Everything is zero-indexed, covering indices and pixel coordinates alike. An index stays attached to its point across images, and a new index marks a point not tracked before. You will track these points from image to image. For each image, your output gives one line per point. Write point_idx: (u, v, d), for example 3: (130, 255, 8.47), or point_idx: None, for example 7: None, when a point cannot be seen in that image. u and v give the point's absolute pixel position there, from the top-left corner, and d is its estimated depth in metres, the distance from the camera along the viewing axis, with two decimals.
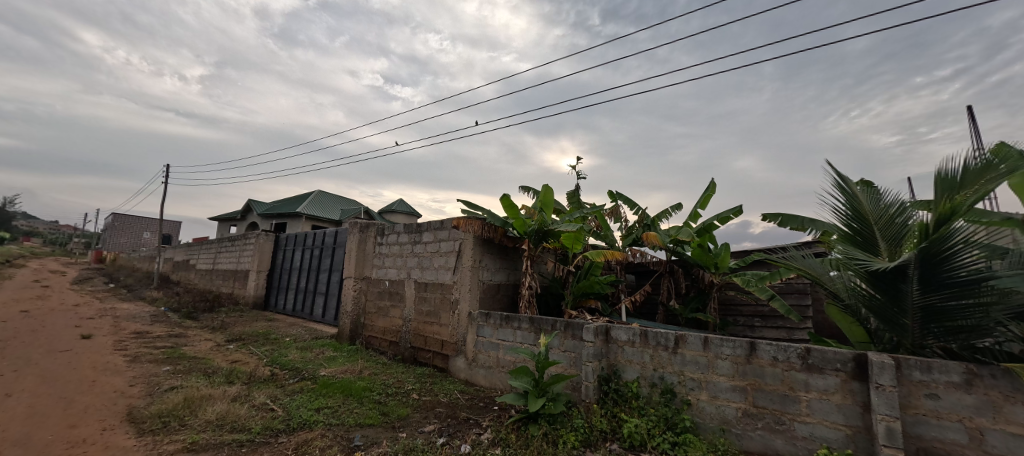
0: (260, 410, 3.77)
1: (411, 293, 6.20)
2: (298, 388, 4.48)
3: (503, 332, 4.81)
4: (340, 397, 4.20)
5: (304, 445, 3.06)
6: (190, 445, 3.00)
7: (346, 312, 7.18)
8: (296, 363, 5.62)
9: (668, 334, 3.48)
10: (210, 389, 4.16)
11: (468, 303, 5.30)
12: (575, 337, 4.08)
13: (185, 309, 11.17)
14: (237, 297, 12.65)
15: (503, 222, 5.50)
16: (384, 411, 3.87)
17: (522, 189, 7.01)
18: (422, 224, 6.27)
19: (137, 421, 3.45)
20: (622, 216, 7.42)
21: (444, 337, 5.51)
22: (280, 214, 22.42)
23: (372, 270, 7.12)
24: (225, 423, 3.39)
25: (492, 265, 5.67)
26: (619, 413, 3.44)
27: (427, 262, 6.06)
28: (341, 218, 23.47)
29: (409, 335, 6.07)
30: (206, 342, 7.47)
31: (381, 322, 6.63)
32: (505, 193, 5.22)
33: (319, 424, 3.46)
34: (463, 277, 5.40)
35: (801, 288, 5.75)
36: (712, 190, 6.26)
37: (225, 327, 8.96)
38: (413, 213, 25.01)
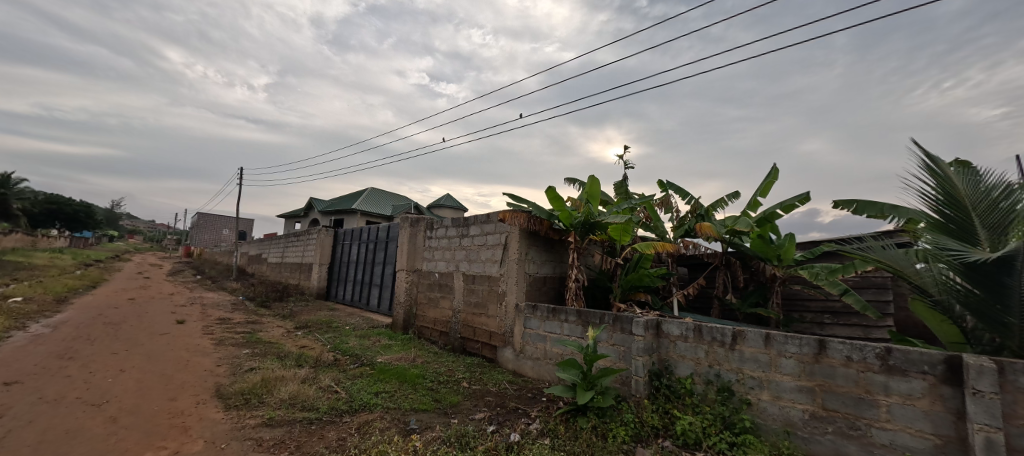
0: (326, 391, 4.08)
1: (459, 285, 6.38)
2: (358, 373, 4.79)
3: (550, 325, 4.81)
4: (396, 383, 4.43)
5: (365, 425, 3.28)
6: (268, 420, 3.33)
7: (400, 303, 7.54)
8: (356, 350, 6.00)
9: (725, 329, 3.30)
10: (283, 371, 4.57)
11: (515, 295, 5.36)
12: (624, 331, 4.00)
13: (259, 298, 12.29)
14: (303, 288, 13.72)
15: (548, 215, 5.50)
16: (436, 397, 4.04)
17: (567, 180, 6.93)
18: (469, 218, 6.41)
19: (223, 397, 3.88)
20: (673, 206, 7.12)
21: (492, 328, 5.63)
22: (338, 210, 23.90)
23: (422, 262, 7.40)
24: (297, 402, 3.71)
25: (538, 258, 5.68)
26: (672, 410, 3.34)
27: (474, 255, 6.21)
28: (393, 214, 24.57)
29: (458, 326, 6.26)
30: (278, 328, 8.20)
31: (432, 313, 6.89)
32: (550, 186, 5.19)
33: (378, 407, 3.69)
34: (509, 270, 5.46)
35: (880, 282, 5.22)
36: (775, 177, 5.81)
37: (293, 315, 9.77)
38: (460, 207, 25.57)
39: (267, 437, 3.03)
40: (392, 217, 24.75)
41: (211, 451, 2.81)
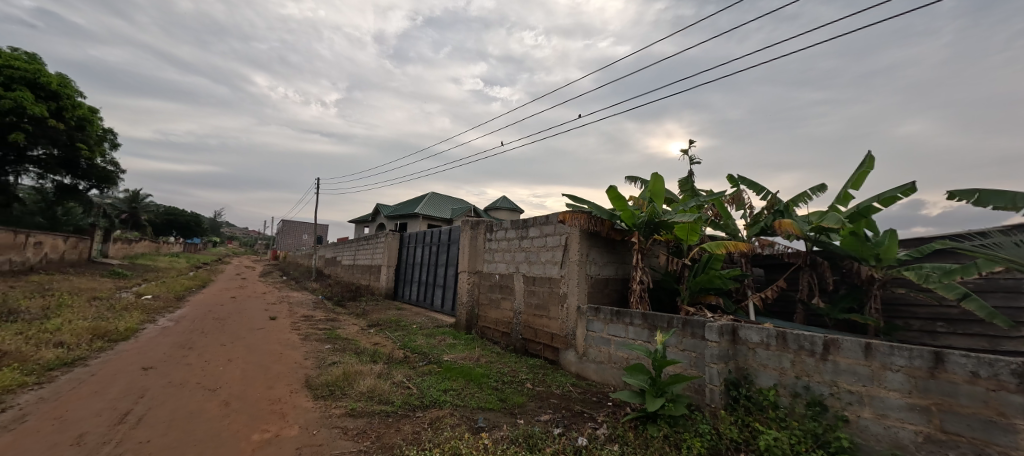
0: (399, 386, 4.34)
1: (520, 287, 6.45)
2: (427, 370, 5.03)
3: (614, 328, 4.69)
4: (462, 381, 4.59)
5: (437, 421, 3.43)
6: (351, 410, 3.62)
7: (462, 304, 7.79)
8: (424, 348, 6.30)
9: (815, 338, 3.00)
10: (360, 365, 4.94)
11: (576, 297, 5.29)
12: (695, 336, 3.79)
13: (336, 297, 13.37)
14: (373, 288, 14.69)
15: (610, 215, 5.38)
16: (502, 397, 4.12)
17: (628, 179, 6.72)
18: (528, 220, 6.46)
19: (312, 387, 4.28)
20: (746, 203, 6.61)
21: (554, 330, 5.61)
22: (402, 215, 25.27)
23: (483, 264, 7.58)
24: (375, 395, 3.99)
25: (600, 259, 5.56)
26: (753, 423, 3.09)
27: (534, 256, 6.24)
28: (452, 217, 25.48)
29: (520, 327, 6.32)
30: (353, 326, 8.86)
31: (494, 313, 7.03)
32: (611, 186, 5.08)
33: (447, 404, 3.85)
34: (570, 271, 5.41)
35: (1010, 285, 4.43)
36: (869, 166, 5.15)
37: (365, 314, 10.49)
38: (515, 208, 25.83)
39: (351, 427, 3.29)
40: (451, 220, 25.67)
41: (305, 436, 3.11)
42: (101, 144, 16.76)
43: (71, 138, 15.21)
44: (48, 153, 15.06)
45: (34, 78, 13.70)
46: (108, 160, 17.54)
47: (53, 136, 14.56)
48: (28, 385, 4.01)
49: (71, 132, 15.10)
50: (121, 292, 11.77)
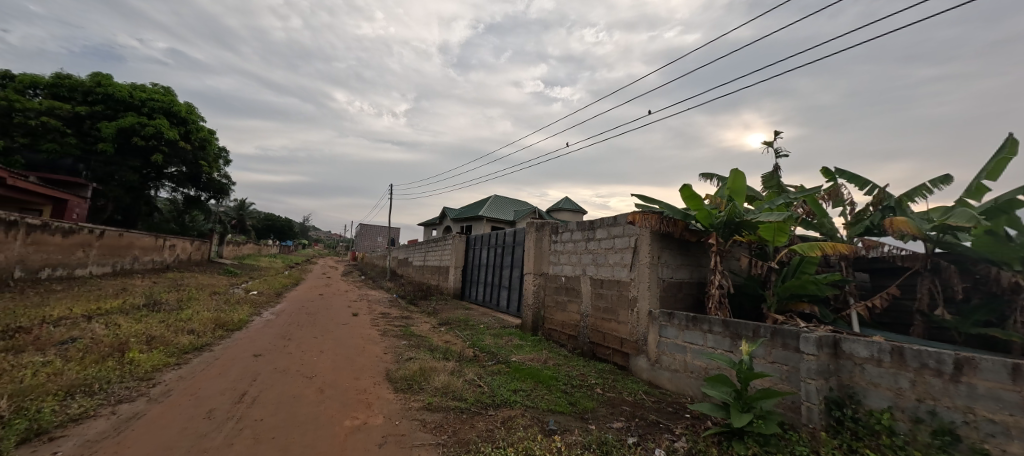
0: (471, 384, 4.49)
1: (587, 290, 6.34)
2: (496, 370, 5.14)
3: (690, 335, 4.42)
4: (531, 383, 4.62)
5: (509, 421, 3.49)
6: (428, 404, 3.83)
7: (528, 305, 7.84)
8: (492, 348, 6.45)
9: (941, 355, 2.57)
10: (434, 362, 5.19)
11: (647, 301, 5.06)
12: (788, 348, 3.44)
13: (409, 296, 14.20)
14: (442, 288, 15.36)
15: (683, 215, 5.09)
16: (572, 401, 4.07)
17: (703, 176, 6.30)
18: (595, 222, 6.35)
19: (392, 380, 4.60)
20: (846, 198, 5.86)
21: (624, 335, 5.42)
22: (467, 217, 26.13)
23: (549, 266, 7.58)
24: (449, 391, 4.17)
25: (673, 261, 5.27)
26: (862, 449, 2.72)
27: (602, 258, 6.11)
28: (515, 219, 25.82)
29: (587, 330, 6.20)
30: (426, 324, 9.36)
31: (560, 316, 6.98)
32: (684, 184, 4.80)
33: (517, 404, 3.90)
34: (641, 274, 5.20)
35: None
36: (1012, 151, 4.29)
37: (436, 313, 11.01)
38: (579, 209, 25.44)
39: (429, 420, 3.48)
40: (514, 222, 26.02)
41: (389, 426, 3.35)
42: (218, 160, 19.57)
43: (196, 157, 17.91)
44: (180, 170, 17.83)
45: (169, 106, 16.43)
46: (222, 174, 20.40)
47: (183, 156, 17.25)
48: (171, 365, 4.80)
49: (195, 152, 17.82)
50: (234, 288, 13.62)
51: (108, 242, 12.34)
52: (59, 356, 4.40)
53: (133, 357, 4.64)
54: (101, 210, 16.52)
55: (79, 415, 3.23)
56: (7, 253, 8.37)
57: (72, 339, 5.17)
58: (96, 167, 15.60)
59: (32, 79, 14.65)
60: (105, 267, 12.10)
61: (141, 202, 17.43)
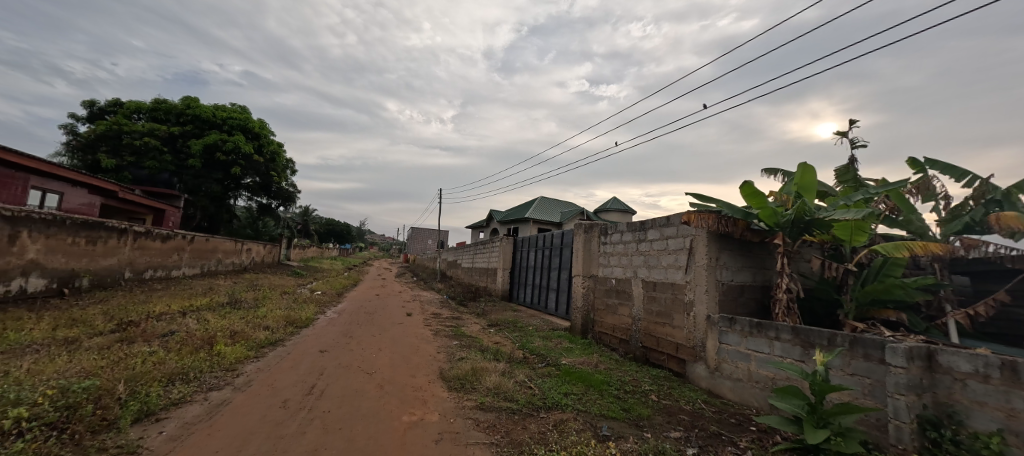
0: (522, 386, 4.52)
1: (639, 293, 6.14)
2: (546, 372, 5.13)
3: (755, 342, 4.13)
4: (582, 386, 4.57)
5: (562, 424, 3.48)
6: (481, 404, 3.90)
7: (577, 308, 7.75)
8: (541, 350, 6.45)
9: None
10: (485, 363, 5.29)
11: (705, 305, 4.80)
12: (871, 359, 3.12)
13: (459, 297, 14.56)
14: (490, 289, 15.59)
15: (745, 214, 4.78)
16: (625, 407, 3.96)
17: (766, 171, 5.88)
18: (646, 222, 6.16)
19: (446, 379, 4.75)
20: (938, 192, 5.21)
21: (679, 340, 5.19)
22: (514, 219, 26.36)
23: (598, 268, 7.44)
24: (501, 391, 4.23)
25: (733, 263, 4.97)
26: None
27: (654, 260, 5.90)
28: (562, 220, 25.67)
29: (639, 334, 6.01)
30: (476, 325, 9.54)
31: (611, 319, 6.82)
32: (746, 180, 4.50)
33: (569, 407, 3.87)
34: (697, 277, 4.95)
35: None
36: None
37: (485, 314, 11.19)
38: (628, 209, 24.77)
39: (482, 419, 3.55)
40: (560, 224, 25.87)
41: (445, 423, 3.46)
42: (286, 171, 21.31)
43: (268, 168, 19.65)
44: (254, 181, 19.63)
45: (245, 123, 18.19)
46: (290, 183, 22.20)
47: (257, 167, 19.00)
48: (250, 357, 5.31)
49: (268, 164, 19.57)
50: (301, 288, 14.74)
51: (198, 247, 13.88)
52: (162, 347, 5.01)
53: (220, 350, 5.18)
54: (190, 218, 18.58)
55: (179, 400, 3.67)
56: (119, 257, 9.66)
57: (172, 332, 5.87)
58: (187, 180, 17.60)
59: (136, 105, 16.82)
60: (195, 269, 13.62)
61: (222, 210, 19.41)
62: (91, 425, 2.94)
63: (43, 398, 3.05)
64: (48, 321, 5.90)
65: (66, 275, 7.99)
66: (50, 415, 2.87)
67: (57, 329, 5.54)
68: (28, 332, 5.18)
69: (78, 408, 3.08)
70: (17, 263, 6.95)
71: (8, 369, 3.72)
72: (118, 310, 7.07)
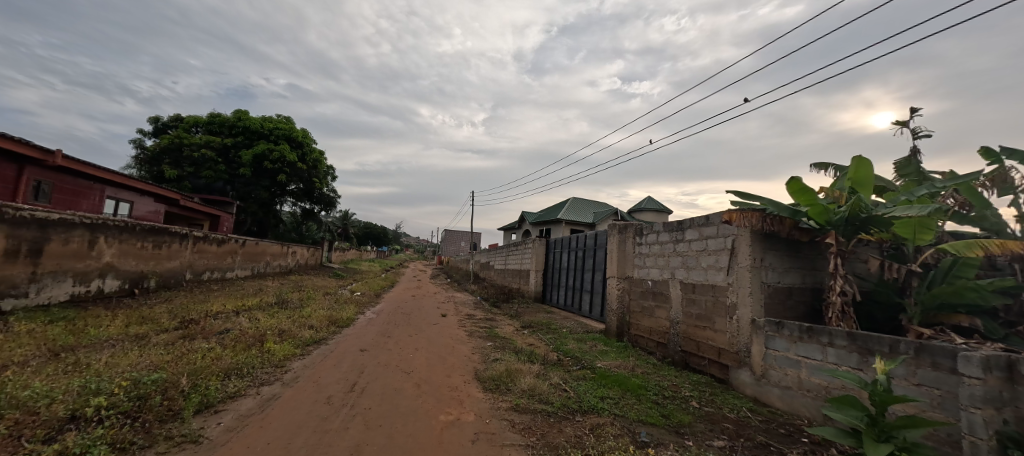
0: (557, 388, 4.48)
1: (677, 295, 5.94)
2: (581, 375, 5.07)
3: (805, 348, 3.89)
4: (619, 391, 4.47)
5: (598, 428, 3.42)
6: (516, 406, 3.91)
7: (612, 310, 7.60)
8: (576, 352, 6.38)
9: None
10: (520, 364, 5.29)
11: (749, 308, 4.58)
12: (941, 368, 2.86)
13: (492, 299, 14.68)
14: (523, 291, 15.61)
15: (792, 212, 4.51)
16: (665, 413, 3.84)
17: (815, 166, 5.53)
18: (684, 222, 5.96)
19: (481, 379, 4.79)
20: (1018, 184, 4.70)
21: (721, 345, 4.97)
22: (546, 221, 26.30)
23: (633, 270, 7.27)
24: (535, 393, 4.22)
25: (779, 264, 4.70)
26: None
27: (693, 262, 5.69)
28: (595, 221, 25.34)
29: (678, 338, 5.81)
30: (509, 326, 9.58)
31: (647, 322, 6.64)
32: (793, 177, 4.24)
33: (606, 411, 3.81)
34: (739, 279, 4.73)
35: None
36: None
37: (518, 315, 11.22)
38: (664, 208, 24.10)
39: (518, 421, 3.55)
40: (593, 224, 25.56)
41: (481, 423, 3.49)
42: (327, 177, 22.33)
43: (311, 175, 20.69)
44: (299, 187, 20.70)
45: (290, 133, 19.25)
46: (331, 189, 23.26)
47: (301, 174, 20.05)
48: (297, 355, 5.59)
49: (311, 171, 20.60)
50: (342, 289, 15.37)
51: (249, 250, 14.81)
52: (219, 344, 5.39)
53: (270, 347, 5.50)
54: (242, 223, 19.85)
55: (234, 393, 3.93)
56: (181, 260, 10.47)
57: (227, 329, 6.29)
58: (238, 188, 18.83)
59: (194, 119, 18.19)
60: (246, 271, 14.54)
61: (270, 216, 20.60)
62: (159, 414, 3.20)
63: (119, 389, 3.35)
64: (121, 318, 6.49)
65: (136, 277, 8.74)
66: (124, 405, 3.15)
67: (130, 325, 6.08)
68: (106, 329, 5.71)
69: (148, 398, 3.36)
70: (96, 266, 7.68)
71: (90, 362, 4.12)
72: (181, 309, 7.66)
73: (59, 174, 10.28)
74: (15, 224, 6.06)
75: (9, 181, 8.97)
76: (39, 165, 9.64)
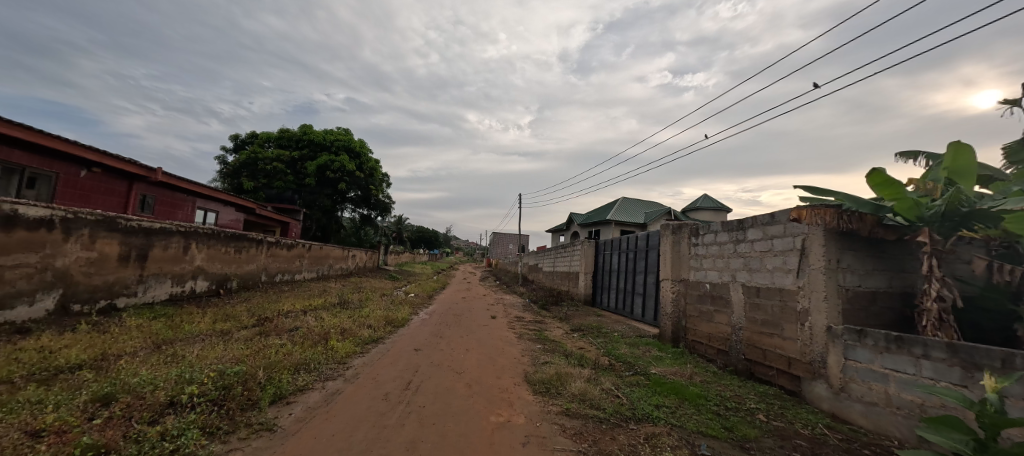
0: (609, 394, 4.36)
1: (739, 299, 5.56)
2: (634, 381, 4.90)
3: (894, 360, 3.47)
4: (676, 399, 4.26)
5: (653, 438, 3.28)
6: (567, 410, 3.86)
7: (667, 314, 7.28)
8: (628, 357, 6.17)
9: None
10: (570, 368, 5.21)
11: (824, 314, 4.17)
12: None
13: (541, 301, 14.65)
14: (572, 294, 15.41)
15: (875, 208, 4.03)
16: (727, 425, 3.60)
17: (900, 155, 4.93)
18: (746, 221, 5.58)
19: (531, 382, 4.78)
20: None
21: (791, 354, 4.57)
22: (595, 222, 25.79)
23: (689, 272, 6.91)
24: (586, 398, 4.13)
25: (859, 266, 4.24)
26: None
27: (757, 263, 5.29)
28: (646, 221, 24.44)
29: (741, 345, 5.43)
30: (559, 329, 9.49)
31: (706, 327, 6.27)
32: (874, 168, 3.75)
33: (662, 421, 3.64)
34: (812, 282, 4.33)
35: None
36: None
37: (567, 318, 11.09)
38: (722, 207, 22.71)
39: (569, 426, 3.50)
40: (644, 225, 24.67)
41: (531, 427, 3.48)
42: (382, 184, 23.55)
43: (368, 183, 21.92)
44: (357, 195, 22.00)
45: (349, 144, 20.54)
46: (386, 195, 24.49)
47: (359, 183, 21.30)
48: (357, 353, 5.94)
49: (368, 179, 21.84)
50: (397, 290, 16.11)
51: (315, 254, 15.98)
52: (290, 341, 5.85)
53: (333, 345, 5.89)
54: (308, 229, 21.47)
55: (303, 387, 4.25)
56: (258, 263, 11.54)
57: (296, 327, 6.82)
58: (305, 196, 20.40)
59: (267, 135, 20.00)
60: (312, 273, 15.70)
61: (332, 221, 22.09)
62: (241, 403, 3.54)
63: (208, 379, 3.75)
64: (209, 315, 7.27)
65: (221, 278, 9.76)
66: (212, 394, 3.51)
67: (216, 322, 6.80)
68: (198, 325, 6.43)
69: (231, 388, 3.72)
70: (189, 268, 8.69)
71: (185, 354, 4.66)
72: (258, 308, 8.43)
73: (160, 189, 11.75)
74: (127, 233, 7.00)
75: (121, 196, 10.38)
76: (145, 181, 11.09)
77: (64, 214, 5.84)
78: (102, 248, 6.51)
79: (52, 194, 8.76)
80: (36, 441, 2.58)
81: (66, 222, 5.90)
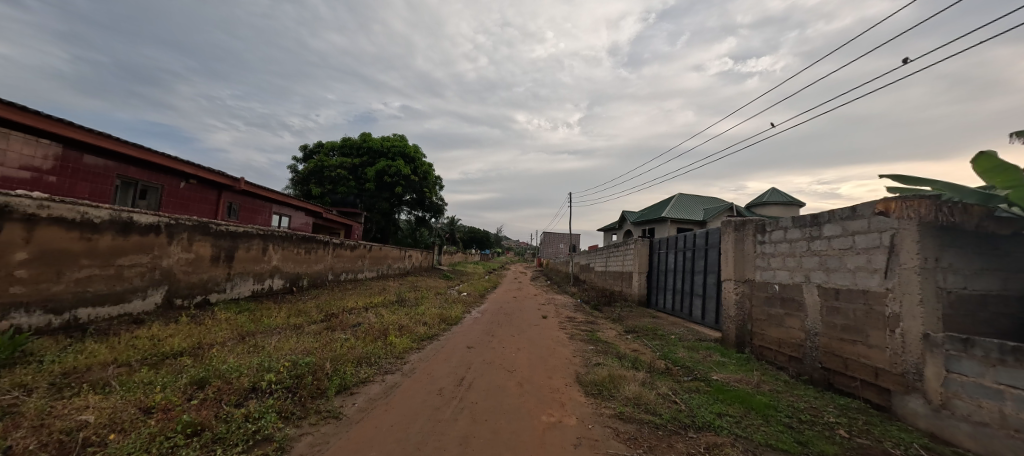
0: (666, 400, 4.16)
1: (814, 302, 5.06)
2: (693, 387, 4.64)
3: (1011, 375, 2.98)
4: (741, 408, 3.98)
5: (715, 448, 3.09)
6: (620, 413, 3.75)
7: (730, 317, 6.82)
8: (687, 362, 5.86)
9: None
10: (623, 371, 5.06)
11: (919, 320, 3.67)
12: None
13: (593, 302, 14.35)
14: (625, 294, 14.94)
15: (986, 197, 3.46)
16: (801, 439, 3.30)
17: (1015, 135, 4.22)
18: (823, 216, 5.07)
19: (583, 383, 4.70)
20: None
21: (878, 364, 4.08)
22: (649, 220, 24.79)
23: (754, 272, 6.42)
24: (641, 403, 3.99)
25: (964, 266, 3.69)
26: None
27: (836, 262, 4.79)
28: (705, 219, 23.06)
29: (816, 352, 4.95)
30: (612, 330, 9.24)
31: (774, 332, 5.79)
32: (983, 151, 3.24)
33: (724, 430, 3.42)
34: (904, 283, 3.83)
35: None
36: None
37: (621, 319, 10.78)
38: (792, 201, 20.84)
39: (623, 430, 3.40)
40: (703, 223, 23.31)
41: (583, 428, 3.43)
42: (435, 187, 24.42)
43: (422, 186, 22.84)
44: (413, 198, 23.00)
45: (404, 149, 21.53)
46: (439, 197, 25.35)
47: (414, 186, 22.25)
48: (414, 349, 6.21)
49: (422, 182, 22.76)
50: (451, 290, 16.62)
51: (375, 254, 16.94)
52: (353, 335, 6.26)
53: (392, 340, 6.21)
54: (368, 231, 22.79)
55: (365, 379, 4.52)
56: (325, 263, 12.48)
57: (359, 323, 7.28)
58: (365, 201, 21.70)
59: (332, 144, 21.55)
60: (373, 272, 16.64)
61: (390, 224, 23.28)
62: (312, 392, 3.85)
63: (283, 368, 4.11)
64: (285, 310, 7.98)
65: (294, 277, 10.67)
66: (287, 382, 3.85)
67: (291, 317, 7.46)
68: (275, 319, 7.09)
69: (303, 377, 4.05)
70: (268, 267, 9.60)
71: (264, 345, 5.16)
72: (325, 305, 9.11)
73: (243, 197, 13.09)
74: (218, 236, 7.89)
75: (212, 203, 11.70)
76: (230, 190, 12.41)
77: (168, 220, 6.71)
78: (198, 250, 7.39)
79: (159, 203, 10.10)
80: (147, 416, 3.00)
81: (170, 227, 6.76)
